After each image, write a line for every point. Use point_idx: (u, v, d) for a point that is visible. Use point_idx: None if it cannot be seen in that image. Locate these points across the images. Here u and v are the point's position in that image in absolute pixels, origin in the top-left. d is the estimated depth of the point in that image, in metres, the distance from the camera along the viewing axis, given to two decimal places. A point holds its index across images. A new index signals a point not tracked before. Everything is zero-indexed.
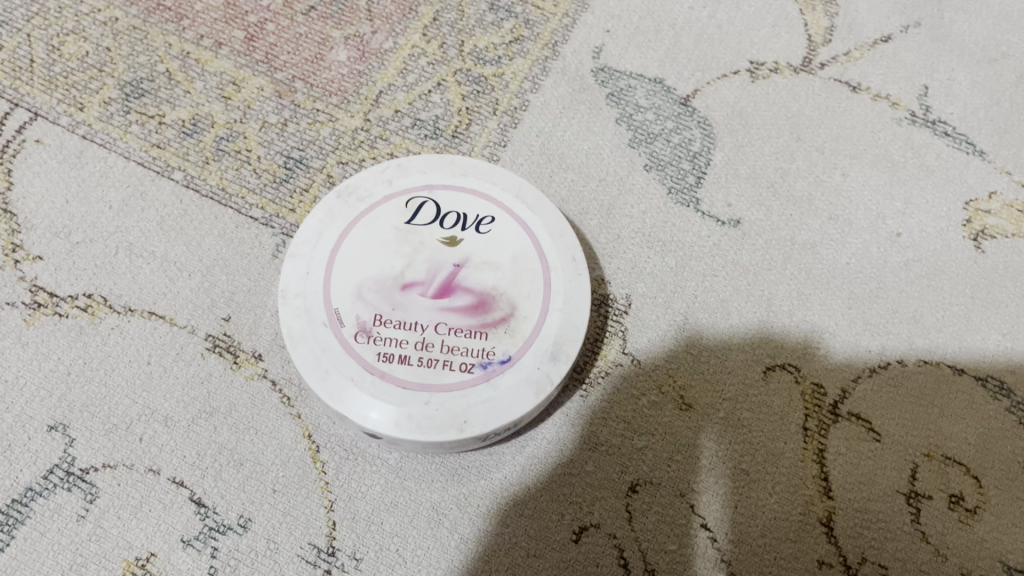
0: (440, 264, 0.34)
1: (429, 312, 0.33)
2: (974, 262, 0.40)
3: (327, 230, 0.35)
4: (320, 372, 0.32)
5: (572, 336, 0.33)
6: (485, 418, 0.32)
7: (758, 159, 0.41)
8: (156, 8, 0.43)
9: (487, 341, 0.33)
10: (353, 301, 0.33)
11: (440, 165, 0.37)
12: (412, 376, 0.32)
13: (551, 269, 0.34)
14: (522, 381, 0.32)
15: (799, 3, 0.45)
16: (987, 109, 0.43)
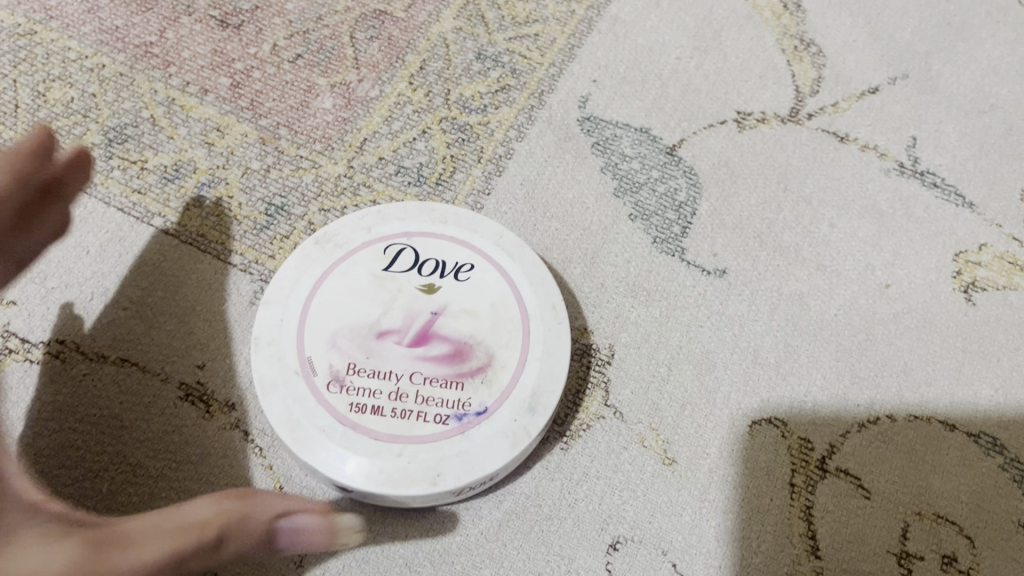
0: (417, 312, 0.33)
1: (404, 361, 0.33)
2: (965, 314, 0.39)
3: (303, 277, 0.34)
4: (291, 423, 0.31)
5: (551, 387, 0.32)
6: (459, 472, 0.31)
7: (744, 209, 0.41)
8: (143, 54, 0.43)
9: (462, 391, 0.32)
10: (327, 350, 0.33)
11: (421, 212, 0.36)
12: (385, 428, 0.31)
13: (531, 318, 0.34)
14: (498, 433, 0.32)
15: (786, 55, 0.45)
16: (976, 161, 0.43)
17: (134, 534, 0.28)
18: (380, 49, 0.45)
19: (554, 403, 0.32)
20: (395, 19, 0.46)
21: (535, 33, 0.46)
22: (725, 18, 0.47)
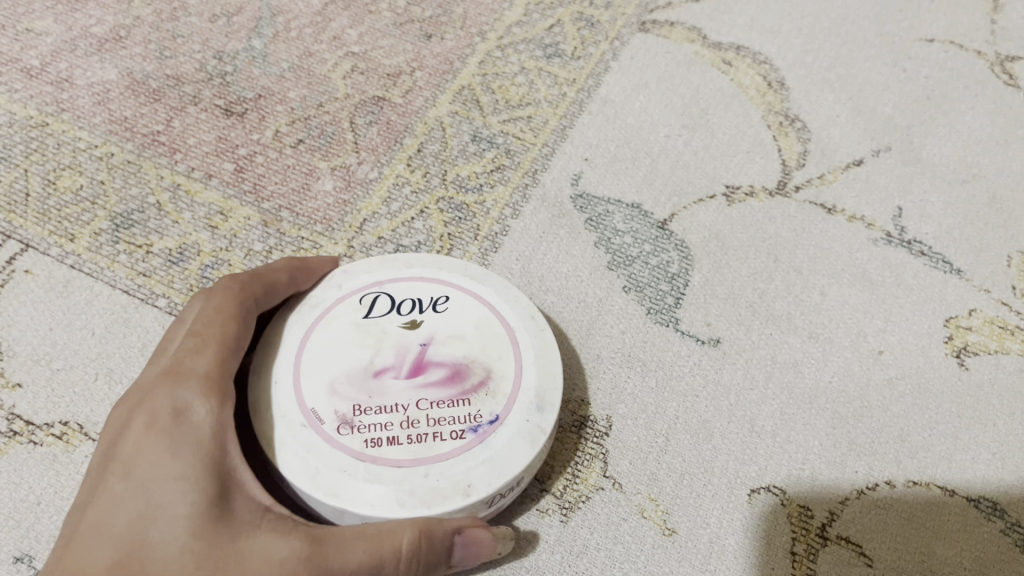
0: (406, 347, 0.34)
1: (409, 392, 0.33)
2: (959, 380, 0.39)
3: (281, 341, 0.34)
4: (309, 472, 0.31)
5: (552, 385, 0.33)
6: (489, 479, 0.31)
7: (736, 280, 0.42)
8: (151, 143, 0.45)
9: (471, 406, 0.32)
10: (328, 398, 0.32)
11: (381, 261, 0.37)
12: (404, 454, 0.31)
13: (515, 330, 0.34)
14: (514, 436, 0.32)
15: (772, 131, 0.47)
16: (962, 229, 0.44)
17: (345, 539, 0.29)
18: (379, 132, 0.46)
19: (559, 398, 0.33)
20: (393, 104, 0.47)
21: (528, 116, 0.47)
22: (711, 97, 0.48)
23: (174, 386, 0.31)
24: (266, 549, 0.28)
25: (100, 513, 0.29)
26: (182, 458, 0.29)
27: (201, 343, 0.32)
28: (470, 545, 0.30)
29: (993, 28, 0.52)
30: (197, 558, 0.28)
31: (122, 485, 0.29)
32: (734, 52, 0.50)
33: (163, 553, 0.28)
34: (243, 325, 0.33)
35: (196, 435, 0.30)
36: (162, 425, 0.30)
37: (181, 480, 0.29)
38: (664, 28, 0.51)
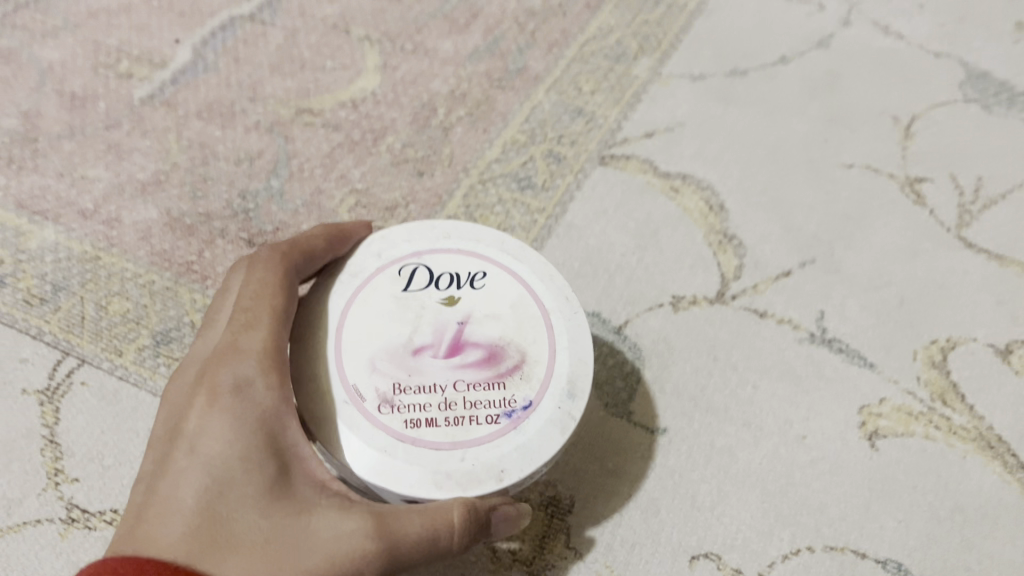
0: (444, 325, 0.40)
1: (446, 372, 0.38)
2: (871, 459, 0.46)
3: (333, 313, 0.40)
4: (356, 451, 0.37)
5: (583, 372, 0.39)
6: (520, 464, 0.37)
7: (681, 376, 0.49)
8: (186, 271, 0.53)
9: (506, 390, 0.38)
10: (371, 376, 0.38)
11: (424, 235, 0.43)
12: (443, 438, 0.37)
13: (550, 313, 0.41)
14: (546, 421, 0.38)
15: (713, 248, 0.55)
16: (876, 329, 0.51)
17: (397, 512, 0.35)
18: None
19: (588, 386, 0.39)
20: None
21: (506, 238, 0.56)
22: (661, 221, 0.56)
23: (234, 366, 0.38)
24: (325, 512, 0.35)
25: (174, 488, 0.35)
26: (246, 438, 0.36)
27: (253, 324, 0.39)
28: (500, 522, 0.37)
29: (904, 153, 0.60)
30: (267, 517, 0.35)
31: (192, 459, 0.36)
32: (681, 180, 0.59)
33: (236, 513, 0.35)
34: (285, 298, 0.40)
35: (257, 409, 0.37)
36: (226, 402, 0.37)
37: (245, 461, 0.36)
38: (621, 161, 0.59)
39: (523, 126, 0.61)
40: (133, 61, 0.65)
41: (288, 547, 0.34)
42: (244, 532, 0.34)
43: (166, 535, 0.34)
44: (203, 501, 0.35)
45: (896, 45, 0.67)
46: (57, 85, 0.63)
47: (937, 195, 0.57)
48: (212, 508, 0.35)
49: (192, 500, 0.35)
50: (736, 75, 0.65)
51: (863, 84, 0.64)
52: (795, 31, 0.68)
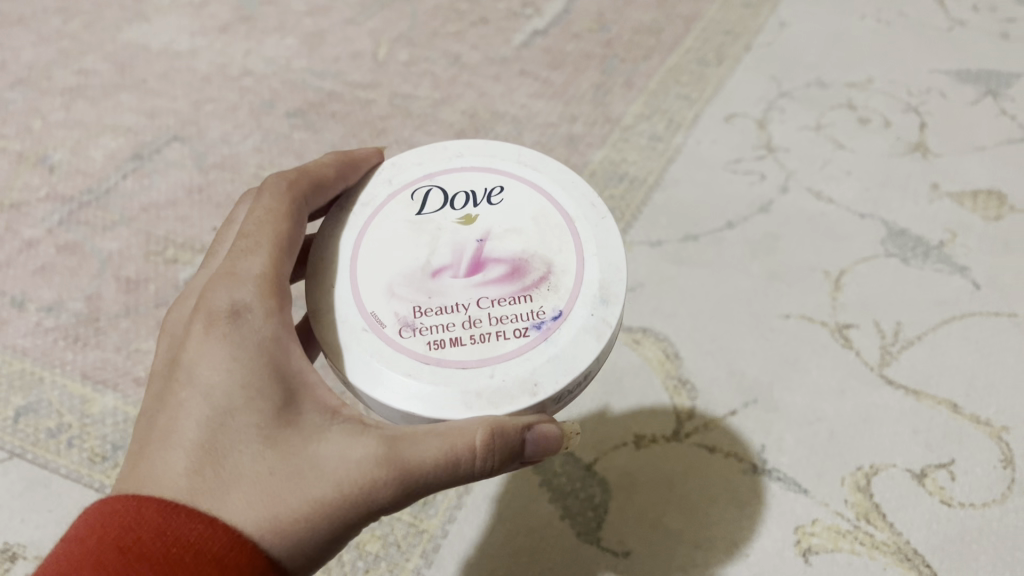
0: (466, 246, 0.47)
1: (467, 290, 0.45)
2: (806, 572, 0.55)
3: (357, 243, 0.48)
4: (380, 376, 0.44)
5: (611, 281, 0.46)
6: (553, 369, 0.43)
7: (643, 505, 0.58)
8: None
9: (534, 304, 0.45)
10: (392, 302, 0.45)
11: (437, 160, 0.51)
12: (470, 357, 0.44)
13: (574, 220, 0.48)
14: (578, 327, 0.44)
15: (669, 392, 0.64)
16: (810, 458, 0.60)
17: (416, 441, 0.40)
18: None
19: (619, 290, 0.46)
20: None
21: None
22: (625, 370, 0.66)
23: (233, 300, 0.43)
24: (329, 444, 0.41)
25: (182, 414, 0.41)
26: (247, 370, 0.41)
27: (254, 254, 0.45)
28: (539, 440, 0.41)
29: (835, 303, 0.70)
30: (271, 446, 0.40)
31: (193, 392, 0.41)
32: (642, 333, 0.69)
33: (237, 443, 0.40)
34: (290, 228, 0.48)
35: (252, 339, 0.42)
36: (224, 332, 0.42)
37: (247, 391, 0.41)
38: None
39: None
40: (178, 247, 0.77)
41: (290, 476, 0.40)
42: (247, 459, 0.40)
43: (170, 468, 0.39)
44: (210, 432, 0.40)
45: (827, 209, 0.78)
46: (114, 271, 0.75)
47: (863, 340, 0.67)
48: (215, 438, 0.40)
49: (194, 435, 0.40)
50: (689, 240, 0.76)
51: (799, 244, 0.75)
52: (740, 199, 0.80)
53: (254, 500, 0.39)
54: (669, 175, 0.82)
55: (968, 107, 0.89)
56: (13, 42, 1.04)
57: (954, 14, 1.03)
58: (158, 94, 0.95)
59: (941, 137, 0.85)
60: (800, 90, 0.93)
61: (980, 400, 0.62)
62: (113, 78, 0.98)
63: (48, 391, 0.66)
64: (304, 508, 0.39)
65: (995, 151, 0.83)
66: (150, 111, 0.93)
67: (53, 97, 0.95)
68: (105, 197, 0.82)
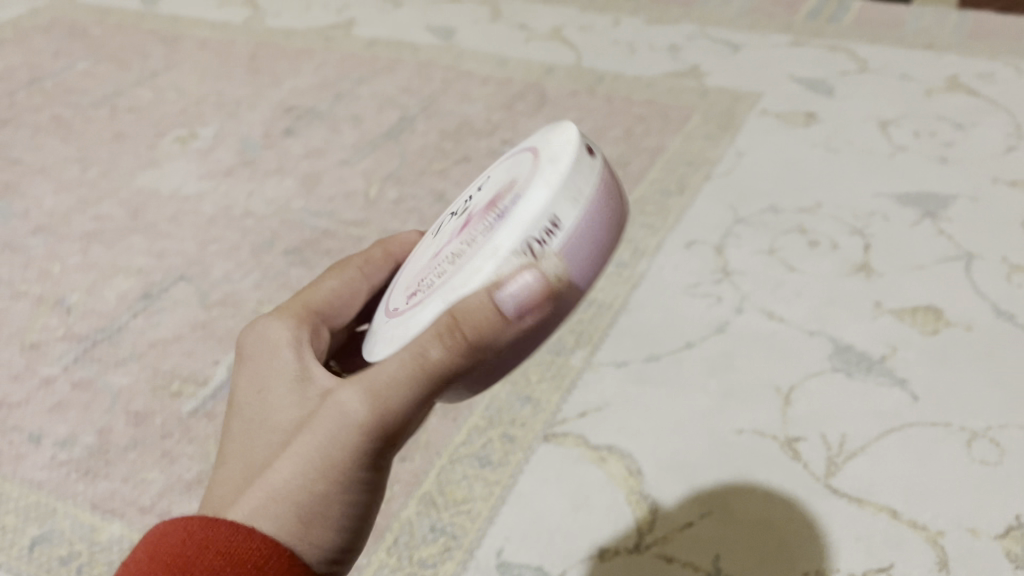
0: (461, 217, 0.51)
1: (454, 240, 0.49)
2: None
3: (397, 280, 0.56)
4: (391, 340, 0.48)
5: (560, 145, 0.46)
6: (505, 231, 0.43)
7: None
8: None
9: (500, 202, 0.46)
10: (404, 293, 0.51)
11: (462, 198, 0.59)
12: (449, 275, 0.46)
13: (533, 139, 0.50)
14: (529, 191, 0.44)
15: (632, 506, 0.70)
16: (761, 567, 0.65)
17: (386, 368, 0.43)
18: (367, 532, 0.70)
19: (565, 149, 0.45)
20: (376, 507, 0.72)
21: (469, 508, 0.71)
22: (591, 487, 0.72)
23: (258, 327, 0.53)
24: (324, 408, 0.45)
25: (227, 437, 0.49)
26: (263, 382, 0.49)
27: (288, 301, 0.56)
28: (514, 291, 0.40)
29: (784, 417, 0.76)
30: (277, 428, 0.46)
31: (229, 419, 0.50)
32: (607, 450, 0.74)
33: (253, 439, 0.47)
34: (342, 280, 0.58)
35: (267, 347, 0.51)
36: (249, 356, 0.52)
37: (258, 394, 0.49)
38: (561, 437, 0.76)
39: (484, 413, 0.79)
40: (183, 380, 0.84)
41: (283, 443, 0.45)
42: (260, 445, 0.46)
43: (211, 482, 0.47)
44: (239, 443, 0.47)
45: (779, 327, 0.85)
46: (124, 405, 0.82)
47: (811, 452, 0.73)
48: (241, 443, 0.47)
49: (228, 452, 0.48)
50: (651, 360, 0.82)
51: (752, 361, 0.81)
52: (699, 320, 0.86)
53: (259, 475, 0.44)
54: (633, 299, 0.90)
55: (909, 228, 0.97)
56: (35, 190, 1.13)
57: (898, 141, 1.12)
58: (166, 235, 1.04)
59: (884, 258, 0.93)
60: (756, 215, 1.01)
61: (917, 506, 0.68)
62: (126, 222, 1.07)
63: (61, 520, 0.72)
64: (290, 458, 0.43)
65: (933, 269, 0.90)
66: (159, 251, 1.01)
67: (71, 242, 1.04)
68: (116, 335, 0.90)
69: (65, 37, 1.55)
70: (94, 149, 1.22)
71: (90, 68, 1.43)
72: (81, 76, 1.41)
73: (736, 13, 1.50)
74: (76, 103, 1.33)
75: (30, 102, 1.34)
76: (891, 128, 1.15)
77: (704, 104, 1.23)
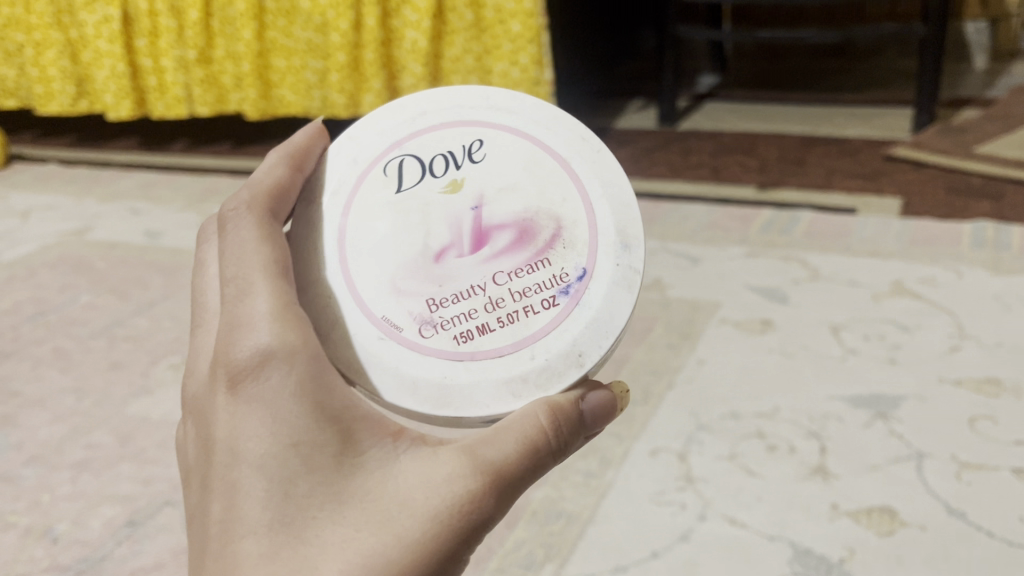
0: (463, 223, 0.62)
1: (471, 273, 0.61)
2: None
3: (350, 238, 0.62)
4: (415, 386, 0.59)
5: (631, 224, 0.62)
6: (596, 336, 0.60)
7: None
8: None
9: (561, 270, 0.61)
10: (403, 307, 0.60)
11: (398, 110, 0.65)
12: (508, 344, 0.60)
13: (570, 160, 0.64)
14: (616, 277, 0.61)
15: None
16: None
17: (515, 476, 0.50)
18: None
19: (632, 229, 0.62)
20: None
21: None
22: None
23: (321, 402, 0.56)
24: (437, 498, 0.48)
25: (250, 485, 0.47)
26: (304, 437, 0.48)
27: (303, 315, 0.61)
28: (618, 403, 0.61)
29: None
30: (372, 516, 0.48)
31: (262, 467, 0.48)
32: None
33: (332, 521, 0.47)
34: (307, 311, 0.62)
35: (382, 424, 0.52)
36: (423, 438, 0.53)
37: (324, 464, 0.48)
38: None
39: None
40: None
41: (377, 531, 0.47)
42: (343, 525, 0.47)
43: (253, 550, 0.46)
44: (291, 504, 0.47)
45: (741, 533, 0.88)
46: None
47: None
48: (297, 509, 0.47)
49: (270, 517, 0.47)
50: (618, 570, 0.85)
51: (716, 569, 0.84)
52: (663, 529, 0.89)
53: (349, 559, 0.46)
54: (601, 509, 0.93)
55: (862, 430, 1.01)
56: (32, 421, 1.19)
57: (848, 345, 1.19)
58: (154, 461, 1.08)
59: (840, 460, 0.96)
60: (717, 422, 1.05)
61: None
62: (117, 449, 1.11)
63: None
64: (409, 555, 0.47)
65: (887, 469, 0.94)
66: (146, 477, 1.05)
67: (62, 471, 1.08)
68: (98, 564, 0.92)
69: (71, 271, 1.66)
70: (91, 379, 1.28)
71: (93, 301, 1.53)
72: (84, 308, 1.50)
73: (695, 228, 1.62)
74: (78, 334, 1.42)
75: (34, 334, 1.43)
76: (841, 332, 1.22)
77: (666, 315, 1.31)
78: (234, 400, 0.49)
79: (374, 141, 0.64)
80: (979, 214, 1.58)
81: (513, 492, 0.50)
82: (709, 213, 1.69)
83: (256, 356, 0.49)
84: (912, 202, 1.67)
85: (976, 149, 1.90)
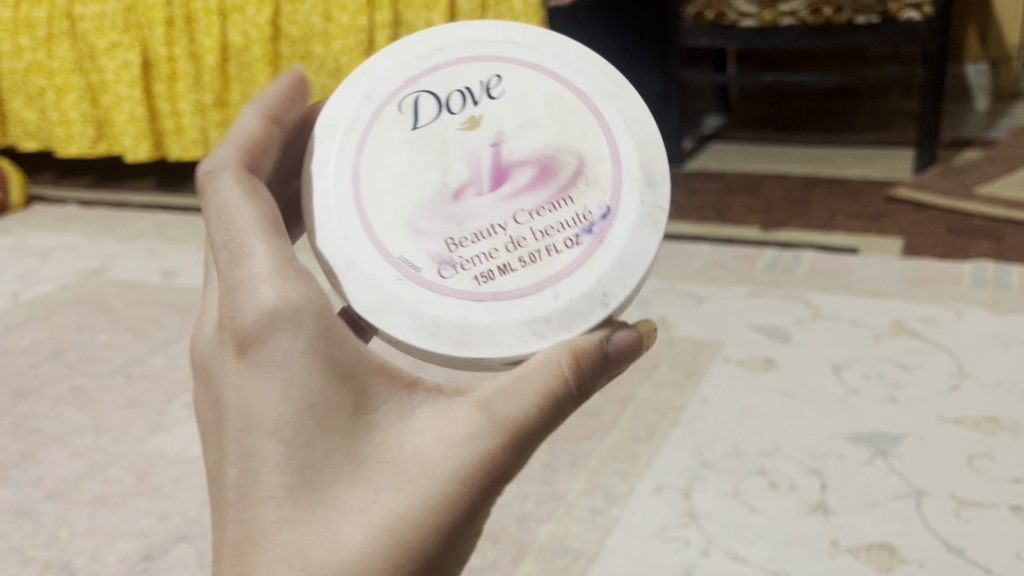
0: (482, 159, 0.64)
1: (491, 211, 0.64)
2: None
3: (365, 175, 0.64)
4: (434, 327, 0.62)
5: (654, 165, 0.66)
6: (618, 276, 0.64)
7: None
8: None
9: (584, 208, 0.65)
10: (423, 245, 0.63)
11: (413, 47, 0.67)
12: (531, 283, 0.63)
13: (591, 98, 0.67)
14: (641, 217, 0.65)
15: None
16: None
17: (526, 433, 0.55)
18: None
19: (655, 169, 0.66)
20: None
21: None
22: None
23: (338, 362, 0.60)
24: (450, 455, 0.53)
25: (266, 449, 0.52)
26: (314, 400, 0.52)
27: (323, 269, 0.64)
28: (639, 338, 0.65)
29: None
30: (387, 475, 0.53)
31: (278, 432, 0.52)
32: None
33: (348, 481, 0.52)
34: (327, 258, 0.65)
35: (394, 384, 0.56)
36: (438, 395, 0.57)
37: (336, 424, 0.53)
38: None
39: None
40: None
41: (395, 492, 0.52)
42: (360, 485, 0.52)
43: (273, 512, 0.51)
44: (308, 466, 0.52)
45: (743, 569, 0.90)
46: None
47: None
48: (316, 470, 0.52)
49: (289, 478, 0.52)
50: None
51: None
52: (667, 565, 0.91)
53: (368, 518, 0.51)
54: (606, 545, 0.95)
55: (862, 468, 1.03)
56: (51, 457, 1.22)
57: (850, 384, 1.21)
58: (169, 497, 1.11)
59: (841, 497, 0.98)
60: (720, 459, 1.07)
61: None
62: (134, 485, 1.14)
63: None
64: (426, 511, 0.52)
65: (886, 506, 0.96)
66: (161, 513, 1.08)
67: (81, 506, 1.11)
68: None
69: (89, 311, 1.70)
70: (108, 416, 1.31)
71: (111, 340, 1.57)
72: (102, 348, 1.54)
73: (699, 268, 1.65)
74: (96, 372, 1.45)
75: (53, 372, 1.46)
76: (843, 371, 1.25)
77: (670, 354, 1.33)
78: (245, 368, 0.53)
79: (389, 78, 0.66)
80: (979, 255, 1.61)
81: (525, 448, 0.55)
82: (713, 253, 1.72)
83: (262, 319, 0.53)
84: (913, 242, 1.70)
85: (977, 190, 1.93)
